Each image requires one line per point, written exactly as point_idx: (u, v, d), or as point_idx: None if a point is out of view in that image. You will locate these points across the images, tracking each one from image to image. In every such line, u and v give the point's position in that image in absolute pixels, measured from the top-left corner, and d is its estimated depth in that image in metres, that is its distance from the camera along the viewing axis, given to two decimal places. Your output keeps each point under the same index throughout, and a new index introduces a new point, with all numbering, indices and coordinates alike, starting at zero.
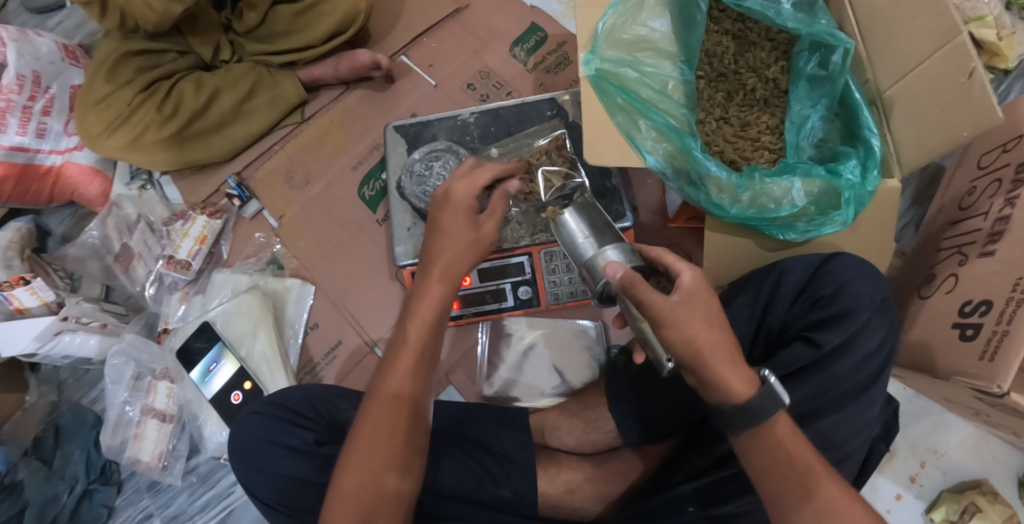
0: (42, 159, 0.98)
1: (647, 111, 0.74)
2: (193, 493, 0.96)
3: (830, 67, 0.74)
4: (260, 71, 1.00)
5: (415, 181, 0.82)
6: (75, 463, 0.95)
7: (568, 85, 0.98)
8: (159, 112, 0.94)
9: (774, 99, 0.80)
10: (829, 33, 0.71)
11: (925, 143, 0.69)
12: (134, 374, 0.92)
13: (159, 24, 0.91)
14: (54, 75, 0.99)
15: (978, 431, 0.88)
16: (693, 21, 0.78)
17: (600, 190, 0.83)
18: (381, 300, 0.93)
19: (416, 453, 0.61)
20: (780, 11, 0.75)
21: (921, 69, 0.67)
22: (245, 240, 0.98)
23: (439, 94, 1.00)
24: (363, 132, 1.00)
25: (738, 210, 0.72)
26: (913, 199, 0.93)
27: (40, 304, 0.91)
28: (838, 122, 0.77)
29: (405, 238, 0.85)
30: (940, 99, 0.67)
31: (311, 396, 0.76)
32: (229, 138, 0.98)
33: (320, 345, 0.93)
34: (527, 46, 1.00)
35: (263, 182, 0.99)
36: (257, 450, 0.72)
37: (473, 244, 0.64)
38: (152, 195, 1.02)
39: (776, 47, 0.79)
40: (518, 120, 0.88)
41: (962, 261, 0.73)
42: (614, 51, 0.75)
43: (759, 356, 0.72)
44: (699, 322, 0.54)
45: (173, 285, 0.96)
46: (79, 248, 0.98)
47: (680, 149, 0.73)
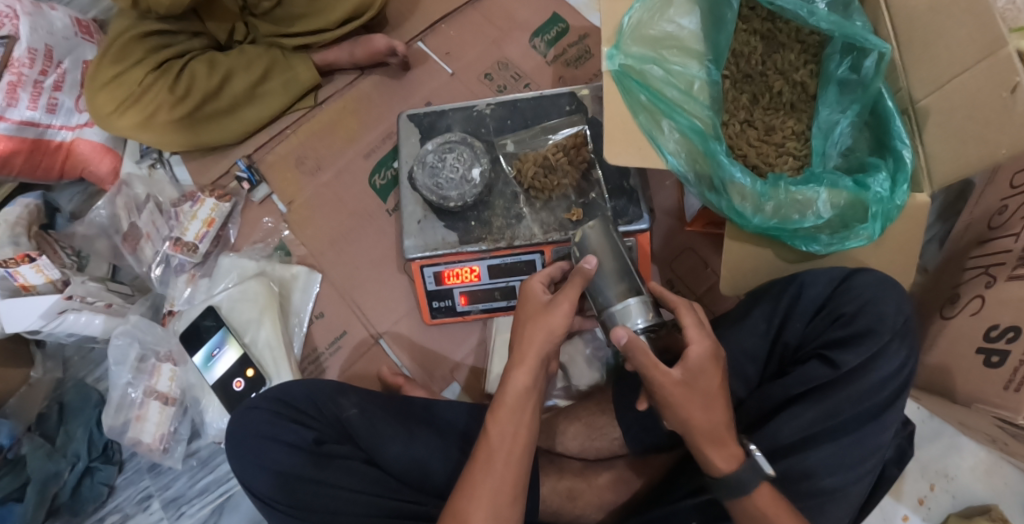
0: (52, 135, 0.98)
1: (671, 112, 0.70)
2: (193, 476, 0.97)
3: (863, 73, 0.71)
4: (275, 53, 0.98)
5: (427, 173, 0.78)
6: (78, 441, 0.95)
7: (589, 79, 0.96)
8: (171, 92, 0.93)
9: (801, 102, 0.77)
10: (863, 35, 0.68)
11: (959, 159, 0.65)
12: (138, 356, 0.91)
13: (172, 8, 0.89)
14: (66, 50, 0.99)
15: (992, 456, 0.86)
16: (721, 21, 0.73)
17: (617, 191, 0.79)
18: (388, 292, 0.91)
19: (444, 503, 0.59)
20: (814, 11, 0.70)
21: (961, 80, 0.64)
22: (253, 225, 0.96)
23: (456, 84, 0.97)
24: (376, 119, 0.98)
25: (761, 219, 0.69)
26: (940, 214, 0.90)
27: (46, 282, 0.91)
28: (868, 131, 0.74)
29: (415, 231, 0.80)
30: (977, 113, 0.63)
31: (311, 392, 0.76)
32: (242, 120, 0.97)
33: (324, 334, 0.91)
34: (548, 38, 0.97)
35: (273, 165, 0.97)
36: (255, 445, 0.71)
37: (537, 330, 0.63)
38: (162, 175, 1.01)
39: (806, 50, 0.77)
40: (536, 114, 0.84)
41: (989, 283, 0.71)
42: (639, 47, 0.71)
43: (772, 372, 0.70)
44: (696, 405, 0.57)
45: (179, 267, 0.95)
46: (88, 226, 0.99)
47: (704, 152, 0.70)
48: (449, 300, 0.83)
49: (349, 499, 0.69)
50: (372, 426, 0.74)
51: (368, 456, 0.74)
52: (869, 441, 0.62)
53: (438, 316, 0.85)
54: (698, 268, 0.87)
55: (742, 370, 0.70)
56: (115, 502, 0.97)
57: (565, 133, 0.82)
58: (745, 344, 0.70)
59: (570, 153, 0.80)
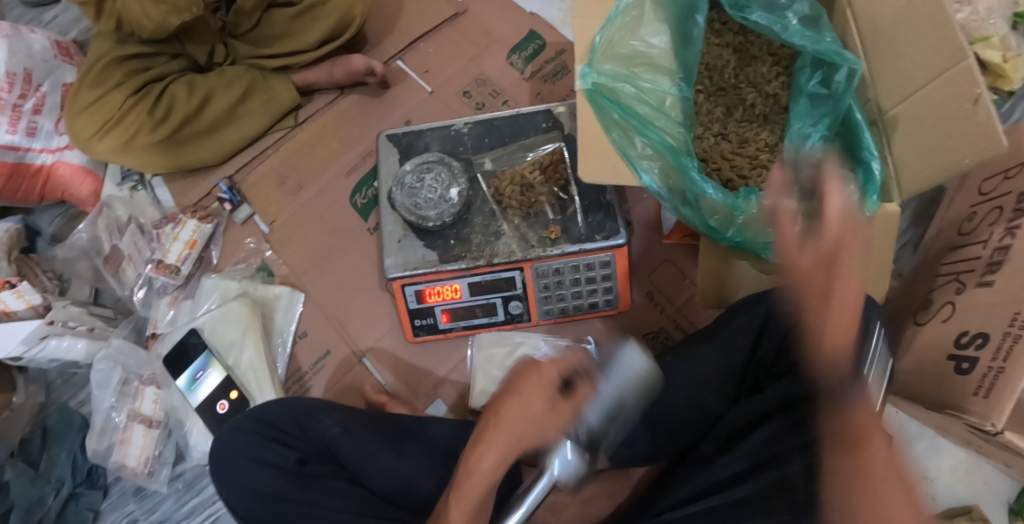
0: (33, 158, 0.98)
1: (644, 129, 0.72)
2: (179, 499, 0.96)
3: (833, 86, 0.72)
4: (254, 75, 0.99)
5: (405, 193, 0.79)
6: (61, 466, 0.95)
7: (566, 95, 0.97)
8: (151, 115, 0.94)
9: (774, 115, 0.78)
10: (836, 52, 0.69)
11: (925, 168, 0.67)
12: (121, 380, 0.92)
13: (155, 32, 0.90)
14: (46, 72, 0.99)
15: (971, 457, 0.88)
16: (688, 37, 0.75)
17: (594, 206, 0.80)
18: (371, 310, 0.91)
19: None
20: (787, 27, 0.73)
21: (925, 92, 0.66)
22: (235, 245, 0.97)
23: (435, 101, 0.98)
24: (357, 137, 0.98)
25: (733, 233, 0.70)
26: (914, 220, 0.92)
27: (28, 308, 0.90)
28: (837, 143, 0.74)
29: (395, 250, 0.80)
30: (942, 124, 0.65)
31: (292, 410, 0.75)
32: (223, 141, 0.97)
33: (308, 354, 0.91)
34: (525, 54, 0.99)
35: (255, 186, 0.97)
36: (238, 467, 0.72)
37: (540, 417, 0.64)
38: (143, 197, 1.01)
39: (778, 62, 0.79)
40: (512, 131, 0.85)
41: (959, 289, 0.72)
42: (611, 65, 0.71)
43: (748, 387, 0.71)
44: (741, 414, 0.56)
45: (162, 290, 0.96)
46: (68, 249, 1.00)
47: (676, 168, 0.71)
48: (431, 318, 0.84)
49: (332, 519, 0.69)
50: (355, 445, 0.74)
51: (352, 475, 0.75)
52: None
53: (420, 334, 0.86)
54: (676, 280, 0.88)
55: (717, 384, 0.71)
56: None
57: (544, 150, 0.84)
58: (720, 359, 0.71)
59: (547, 170, 0.81)
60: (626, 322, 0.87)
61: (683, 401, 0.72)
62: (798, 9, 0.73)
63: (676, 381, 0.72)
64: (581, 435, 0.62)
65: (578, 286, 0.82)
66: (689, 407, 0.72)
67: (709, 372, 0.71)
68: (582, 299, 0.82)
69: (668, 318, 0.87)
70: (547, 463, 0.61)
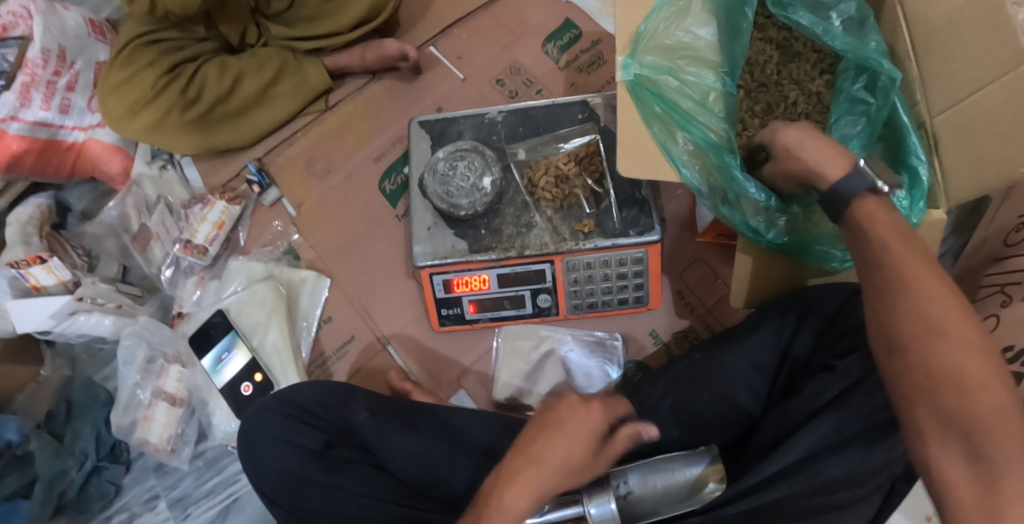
0: (65, 135, 0.99)
1: (686, 124, 0.69)
2: (199, 477, 0.97)
3: (878, 91, 0.69)
4: (285, 56, 0.99)
5: (437, 180, 0.78)
6: (85, 439, 0.96)
7: (601, 86, 0.95)
8: (183, 95, 0.93)
9: (815, 113, 0.76)
10: (877, 59, 0.67)
11: (977, 177, 0.63)
12: (146, 357, 0.92)
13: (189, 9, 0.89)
14: (79, 50, 0.99)
15: None
16: (738, 31, 0.73)
17: (628, 201, 0.79)
18: (396, 297, 0.90)
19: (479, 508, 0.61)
20: (829, 29, 0.70)
21: (979, 97, 0.62)
22: (262, 227, 0.96)
23: (467, 88, 0.97)
24: (387, 123, 0.97)
25: (775, 234, 0.68)
26: (953, 227, 0.90)
27: (57, 283, 0.91)
28: (881, 145, 0.72)
29: (425, 238, 0.79)
30: (997, 129, 0.61)
31: (322, 392, 0.75)
32: (255, 123, 0.97)
33: (332, 339, 0.91)
34: (560, 43, 0.97)
35: (283, 168, 0.97)
36: (267, 445, 0.73)
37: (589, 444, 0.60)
38: (172, 176, 1.00)
39: (822, 60, 0.77)
40: (548, 122, 0.84)
41: (1005, 302, 0.72)
42: (654, 56, 0.69)
43: (781, 388, 0.69)
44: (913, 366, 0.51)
45: (189, 269, 0.96)
46: (98, 226, 0.99)
47: (717, 165, 0.69)
48: (458, 307, 0.83)
49: (355, 504, 0.69)
50: (382, 431, 0.74)
51: (377, 462, 0.74)
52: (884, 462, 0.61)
53: (447, 323, 0.85)
54: (708, 279, 0.87)
55: (749, 382, 0.70)
56: (122, 500, 0.98)
57: (576, 141, 0.82)
58: (753, 357, 0.70)
59: (583, 162, 0.80)
60: (654, 319, 0.86)
61: (712, 398, 0.71)
62: (843, 10, 0.72)
63: (707, 377, 0.71)
64: (621, 491, 0.68)
65: (610, 281, 0.81)
66: (719, 409, 0.70)
67: (740, 371, 0.70)
68: (610, 295, 0.82)
69: (697, 318, 0.86)
70: (588, 502, 0.66)
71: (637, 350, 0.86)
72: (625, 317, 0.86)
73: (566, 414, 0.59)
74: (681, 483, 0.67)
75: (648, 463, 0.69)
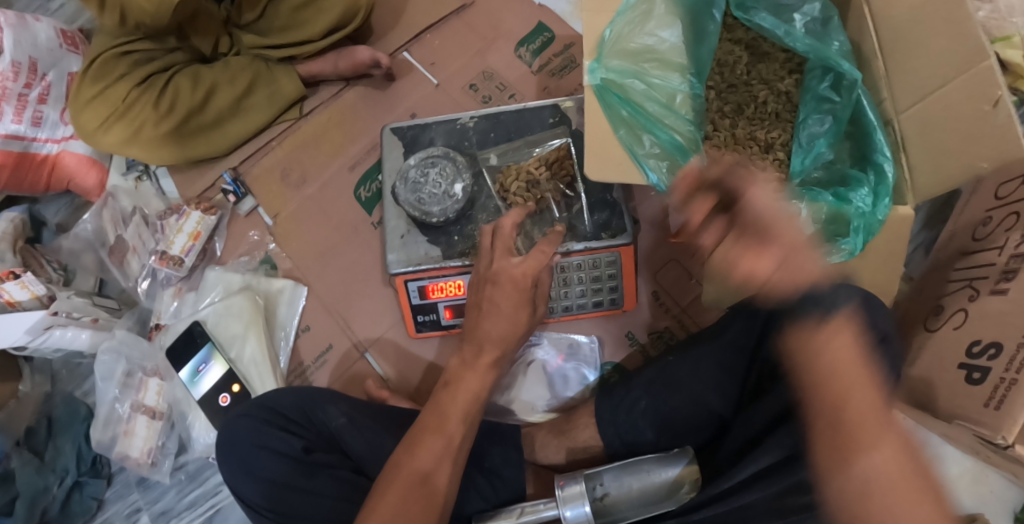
0: (39, 148, 0.99)
1: (652, 127, 0.70)
2: (181, 491, 0.97)
3: (843, 90, 0.71)
4: (258, 66, 0.98)
5: (409, 188, 0.78)
6: (67, 455, 0.95)
7: (573, 90, 0.95)
8: (156, 108, 0.93)
9: (786, 113, 0.77)
10: (837, 59, 0.68)
11: (940, 171, 0.66)
12: (125, 372, 0.91)
13: (157, 17, 0.87)
14: (51, 63, 0.99)
15: (976, 465, 0.86)
16: (702, 33, 0.74)
17: (599, 204, 0.79)
18: (373, 304, 0.90)
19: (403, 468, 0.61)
20: (790, 31, 0.71)
21: (942, 93, 0.64)
22: (239, 238, 0.96)
23: (440, 94, 0.97)
24: (361, 131, 0.97)
25: None
26: (925, 223, 0.90)
27: (32, 298, 0.90)
28: (849, 143, 0.73)
29: (398, 246, 0.79)
30: (960, 127, 0.63)
31: (300, 400, 0.76)
32: (229, 134, 0.97)
33: (311, 348, 0.90)
34: (533, 47, 0.97)
35: (259, 179, 0.97)
36: (245, 453, 0.72)
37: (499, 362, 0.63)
38: (148, 188, 1.01)
39: (790, 59, 0.77)
40: (519, 126, 0.84)
41: (972, 296, 0.71)
42: (620, 60, 0.70)
43: None
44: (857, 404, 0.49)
45: (166, 281, 0.96)
46: (74, 240, 1.00)
47: (683, 167, 0.69)
48: (434, 313, 0.83)
49: (332, 507, 0.69)
50: (360, 435, 0.74)
51: (356, 465, 0.74)
52: None
53: (423, 330, 0.85)
54: (682, 279, 0.87)
55: (718, 383, 0.68)
56: (104, 515, 0.97)
57: (551, 145, 0.82)
58: (719, 356, 0.68)
59: (552, 167, 0.79)
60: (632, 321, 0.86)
61: (686, 400, 0.70)
62: (807, 10, 0.73)
63: (680, 381, 0.71)
64: (598, 493, 0.69)
65: (584, 284, 0.81)
66: (689, 413, 0.70)
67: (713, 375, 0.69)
68: (586, 298, 0.82)
69: (673, 318, 0.86)
70: (563, 505, 0.67)
71: (615, 351, 0.86)
72: (600, 320, 0.86)
73: (497, 294, 0.67)
74: (657, 484, 0.68)
75: (624, 468, 0.70)
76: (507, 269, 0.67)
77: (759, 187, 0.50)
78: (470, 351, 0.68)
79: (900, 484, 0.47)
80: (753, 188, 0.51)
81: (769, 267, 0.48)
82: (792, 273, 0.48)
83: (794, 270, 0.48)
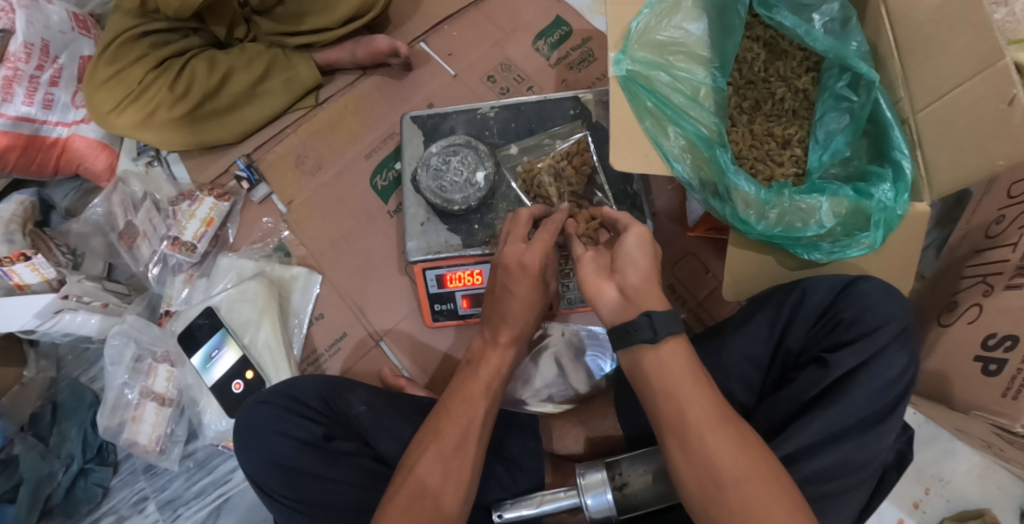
0: (48, 131, 0.97)
1: (677, 119, 0.70)
2: (189, 478, 0.96)
3: (861, 89, 0.71)
4: (276, 52, 0.97)
5: (431, 175, 0.78)
6: (72, 442, 0.94)
7: (591, 83, 0.96)
8: (171, 91, 0.92)
9: (802, 110, 0.77)
10: (859, 57, 0.69)
11: (958, 169, 0.65)
12: (134, 356, 0.90)
13: (181, 11, 0.89)
14: (62, 45, 0.97)
15: (985, 460, 0.89)
16: (729, 28, 0.73)
17: (620, 196, 0.80)
18: (388, 293, 0.90)
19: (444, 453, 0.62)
20: (811, 30, 0.72)
21: (959, 92, 0.63)
22: (252, 225, 0.95)
23: (458, 85, 0.97)
24: (378, 120, 0.97)
25: (764, 227, 0.69)
26: (936, 221, 0.92)
27: (41, 281, 0.91)
28: (866, 140, 0.73)
29: (418, 233, 0.79)
30: (976, 124, 0.62)
31: (320, 387, 0.75)
32: (242, 119, 0.96)
33: (324, 335, 0.90)
34: (551, 40, 0.97)
35: (273, 165, 0.96)
36: (263, 439, 0.71)
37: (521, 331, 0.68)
38: (159, 173, 1.00)
39: (808, 58, 0.78)
40: (540, 118, 0.84)
41: (987, 291, 0.72)
42: (645, 52, 0.70)
43: (773, 380, 0.70)
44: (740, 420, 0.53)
45: (177, 267, 0.95)
46: (82, 223, 0.98)
47: (708, 160, 0.70)
48: (452, 302, 0.83)
49: (355, 496, 0.68)
50: (382, 425, 0.74)
51: (376, 453, 0.74)
52: (874, 447, 0.61)
53: (440, 318, 0.85)
54: (698, 273, 0.88)
55: (744, 375, 0.70)
56: (110, 503, 0.97)
57: (570, 139, 0.82)
58: (746, 350, 0.70)
59: (574, 161, 0.80)
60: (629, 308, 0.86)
61: None
62: (826, 10, 0.72)
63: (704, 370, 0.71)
64: (618, 483, 0.68)
65: None
66: None
67: (735, 365, 0.70)
68: None
69: (688, 311, 0.87)
70: (584, 493, 0.67)
71: None
72: None
73: (507, 280, 0.66)
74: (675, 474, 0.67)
75: (643, 455, 0.69)
76: (517, 255, 0.66)
77: (639, 228, 0.61)
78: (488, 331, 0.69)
79: (753, 488, 0.50)
80: (633, 231, 0.61)
81: (613, 294, 0.58)
82: (625, 306, 0.57)
83: (638, 300, 0.57)
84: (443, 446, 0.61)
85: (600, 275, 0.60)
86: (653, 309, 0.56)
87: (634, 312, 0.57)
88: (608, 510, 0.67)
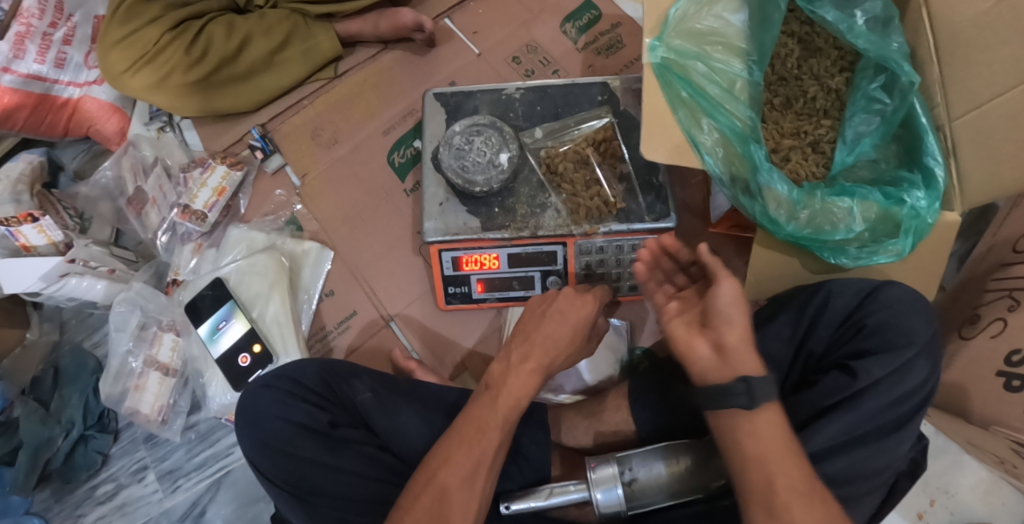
0: (59, 91, 0.96)
1: (713, 111, 0.67)
2: (190, 450, 0.96)
3: (896, 92, 0.68)
4: (296, 19, 0.96)
5: (453, 155, 0.77)
6: (73, 408, 0.93)
7: (619, 69, 0.93)
8: (188, 54, 0.91)
9: (834, 110, 0.75)
10: (897, 61, 0.65)
11: (994, 177, 0.62)
12: (139, 324, 0.89)
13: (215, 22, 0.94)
14: (77, 3, 0.97)
15: (992, 475, 0.90)
16: (767, 20, 0.70)
17: (645, 186, 0.77)
18: (401, 274, 0.88)
19: (491, 480, 0.61)
20: (853, 26, 0.68)
21: (999, 101, 0.60)
22: (264, 196, 0.93)
23: (482, 64, 0.95)
24: (398, 95, 0.95)
25: (794, 228, 0.67)
26: (960, 232, 0.91)
27: (49, 243, 0.89)
28: (895, 145, 0.71)
29: (436, 214, 0.77)
30: (1016, 135, 0.59)
31: (323, 371, 0.73)
32: (258, 88, 0.94)
33: (334, 313, 0.88)
34: (579, 24, 0.95)
35: (288, 136, 0.94)
36: (265, 422, 0.70)
37: (570, 346, 0.67)
38: (171, 139, 0.97)
39: (842, 57, 0.75)
40: (566, 102, 0.82)
41: (1012, 307, 0.71)
42: (681, 41, 0.67)
43: (794, 381, 0.68)
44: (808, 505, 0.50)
45: (186, 236, 0.93)
46: (91, 187, 0.98)
47: (741, 155, 0.67)
48: (466, 286, 0.81)
49: (359, 485, 0.67)
50: (383, 411, 0.72)
51: (382, 442, 0.72)
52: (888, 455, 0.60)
53: (453, 302, 0.83)
54: None
55: None
56: (108, 471, 0.96)
57: (591, 125, 0.81)
58: (768, 349, 0.68)
59: (600, 148, 0.79)
60: None
61: None
62: (869, 7, 0.68)
63: None
64: (627, 478, 0.67)
65: (622, 266, 0.79)
66: None
67: None
68: (621, 281, 0.80)
69: None
70: (594, 488, 0.67)
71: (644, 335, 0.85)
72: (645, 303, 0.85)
73: (565, 305, 0.69)
74: (686, 472, 0.66)
75: (686, 446, 0.68)
76: (573, 309, 0.69)
77: (732, 281, 0.57)
78: (516, 355, 0.66)
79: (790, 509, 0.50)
80: (727, 284, 0.57)
81: (707, 352, 0.56)
82: (721, 367, 0.55)
83: (735, 362, 0.55)
84: (463, 454, 0.60)
85: (691, 329, 0.57)
86: (750, 374, 0.54)
87: (731, 376, 0.54)
88: (618, 506, 0.67)
